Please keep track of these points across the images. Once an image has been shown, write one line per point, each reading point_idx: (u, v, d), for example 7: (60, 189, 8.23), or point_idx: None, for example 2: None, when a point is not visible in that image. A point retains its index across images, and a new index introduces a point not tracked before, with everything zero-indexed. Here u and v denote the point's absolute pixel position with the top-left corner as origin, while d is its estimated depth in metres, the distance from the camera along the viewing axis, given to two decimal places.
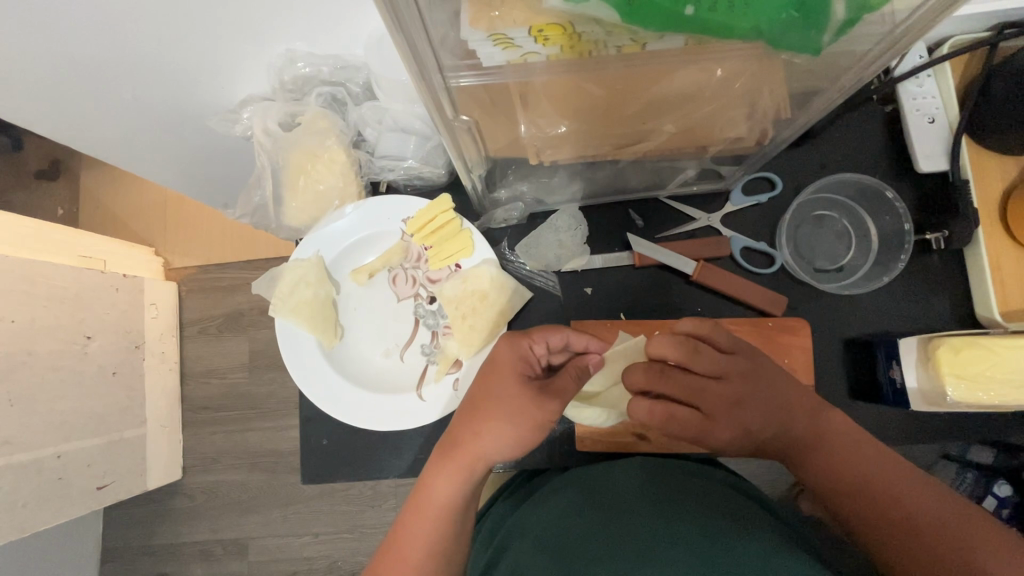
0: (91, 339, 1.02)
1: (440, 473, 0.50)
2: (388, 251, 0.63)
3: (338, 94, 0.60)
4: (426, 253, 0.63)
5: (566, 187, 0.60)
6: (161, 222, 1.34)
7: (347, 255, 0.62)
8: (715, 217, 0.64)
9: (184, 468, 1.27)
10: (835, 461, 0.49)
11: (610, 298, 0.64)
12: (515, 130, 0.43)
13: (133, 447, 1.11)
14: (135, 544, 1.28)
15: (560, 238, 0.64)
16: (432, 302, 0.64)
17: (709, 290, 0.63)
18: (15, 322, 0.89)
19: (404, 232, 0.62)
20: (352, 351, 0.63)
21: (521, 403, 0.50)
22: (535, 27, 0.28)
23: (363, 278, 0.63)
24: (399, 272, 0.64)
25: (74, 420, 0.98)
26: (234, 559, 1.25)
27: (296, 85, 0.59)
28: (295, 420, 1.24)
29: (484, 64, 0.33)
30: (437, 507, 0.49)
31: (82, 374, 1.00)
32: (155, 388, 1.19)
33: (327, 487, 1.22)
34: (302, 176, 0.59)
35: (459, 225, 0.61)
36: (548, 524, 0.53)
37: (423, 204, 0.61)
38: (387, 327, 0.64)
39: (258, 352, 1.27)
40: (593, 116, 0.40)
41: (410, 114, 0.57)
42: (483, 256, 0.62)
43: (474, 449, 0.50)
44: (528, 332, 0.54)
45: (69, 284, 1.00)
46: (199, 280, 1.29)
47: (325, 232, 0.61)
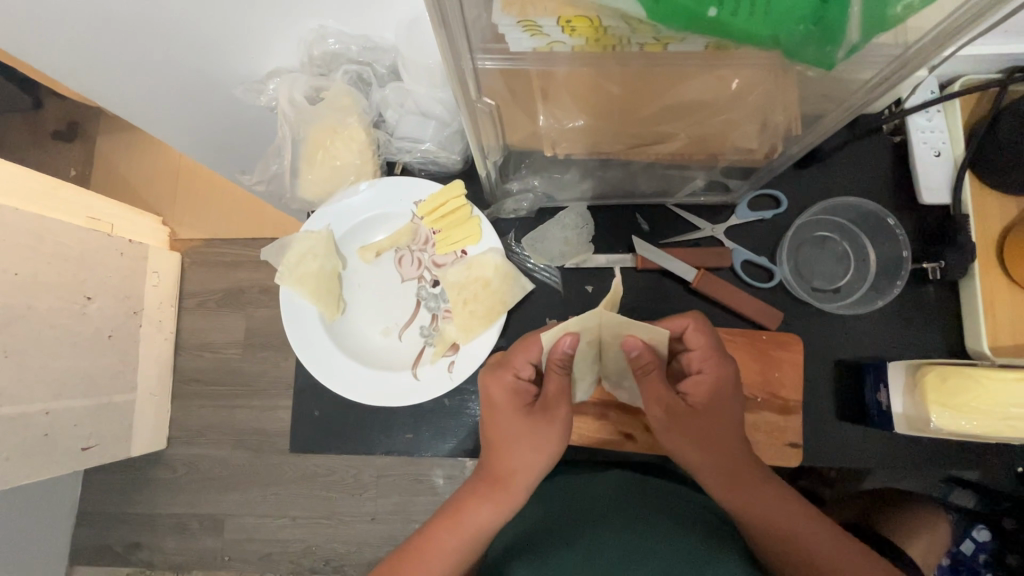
0: (91, 299, 1.04)
1: (480, 502, 0.55)
2: (398, 230, 0.64)
3: (365, 74, 0.61)
4: (434, 237, 0.64)
5: (576, 184, 0.61)
6: (169, 193, 1.36)
7: (357, 232, 0.63)
8: (720, 228, 0.65)
9: (169, 438, 1.27)
10: (771, 511, 0.53)
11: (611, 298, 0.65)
12: (534, 120, 0.43)
13: (120, 412, 1.12)
14: (110, 511, 1.27)
15: (567, 235, 0.64)
16: (435, 285, 0.65)
17: (708, 299, 0.64)
18: (18, 275, 0.90)
19: (415, 214, 0.63)
20: (351, 326, 0.64)
21: (536, 433, 0.55)
22: (563, 17, 0.29)
23: (370, 255, 0.64)
24: (405, 253, 0.65)
25: (64, 377, 0.99)
26: (209, 535, 1.24)
27: (324, 61, 0.59)
28: (283, 400, 1.26)
29: (512, 49, 0.34)
30: (473, 534, 0.54)
31: (79, 333, 1.02)
32: (149, 355, 1.21)
33: (311, 470, 1.23)
34: (320, 148, 0.60)
35: (468, 212, 0.62)
36: (544, 529, 0.61)
37: (434, 189, 0.62)
38: (389, 306, 0.65)
39: (255, 330, 1.29)
40: (609, 114, 0.40)
41: (432, 98, 0.58)
42: (490, 244, 0.62)
43: (516, 482, 0.55)
44: (509, 362, 0.56)
45: (74, 244, 1.01)
46: (202, 253, 1.32)
47: (341, 206, 0.62)
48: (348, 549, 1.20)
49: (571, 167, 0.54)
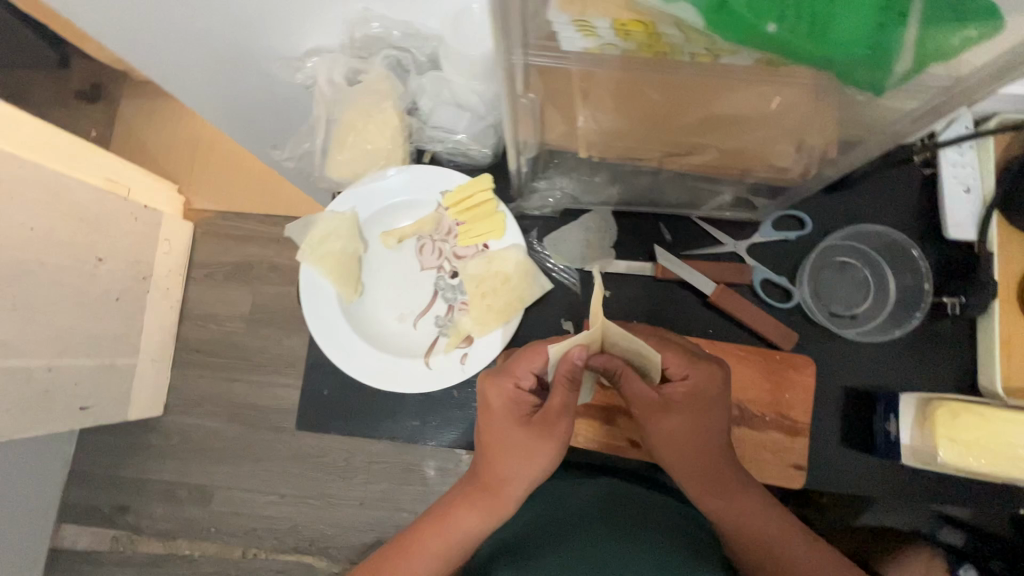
0: (101, 261, 1.05)
1: (469, 507, 0.59)
2: (423, 218, 0.64)
3: (404, 59, 0.61)
4: (457, 228, 0.64)
5: (604, 188, 0.61)
6: (187, 161, 1.37)
7: (382, 217, 0.64)
8: (742, 244, 0.65)
9: (165, 406, 1.27)
10: (743, 520, 0.56)
11: (630, 305, 0.65)
12: (572, 120, 0.43)
13: (121, 375, 1.14)
14: (101, 472, 1.27)
15: (588, 238, 0.65)
16: (453, 277, 0.65)
17: (724, 314, 0.64)
18: (35, 230, 0.91)
19: (441, 204, 0.63)
20: (367, 309, 0.64)
21: (531, 444, 0.57)
22: (618, 20, 0.29)
23: (392, 241, 0.64)
24: (427, 243, 0.65)
25: (68, 335, 0.99)
26: (197, 506, 1.24)
27: (365, 44, 0.59)
28: (282, 377, 1.26)
29: (562, 47, 0.34)
30: (457, 539, 0.58)
31: (88, 293, 1.03)
32: (155, 321, 1.23)
33: (303, 449, 1.23)
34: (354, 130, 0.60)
35: (494, 207, 0.62)
36: (528, 531, 0.64)
37: (461, 181, 0.62)
38: (407, 293, 0.65)
39: (260, 306, 1.30)
40: (647, 121, 0.41)
41: (470, 89, 0.58)
42: (512, 240, 0.62)
43: (507, 490, 0.58)
44: (510, 371, 0.56)
45: (90, 204, 1.02)
46: (215, 225, 1.34)
47: (372, 179, 0.62)
48: (334, 531, 1.20)
49: (601, 171, 0.54)
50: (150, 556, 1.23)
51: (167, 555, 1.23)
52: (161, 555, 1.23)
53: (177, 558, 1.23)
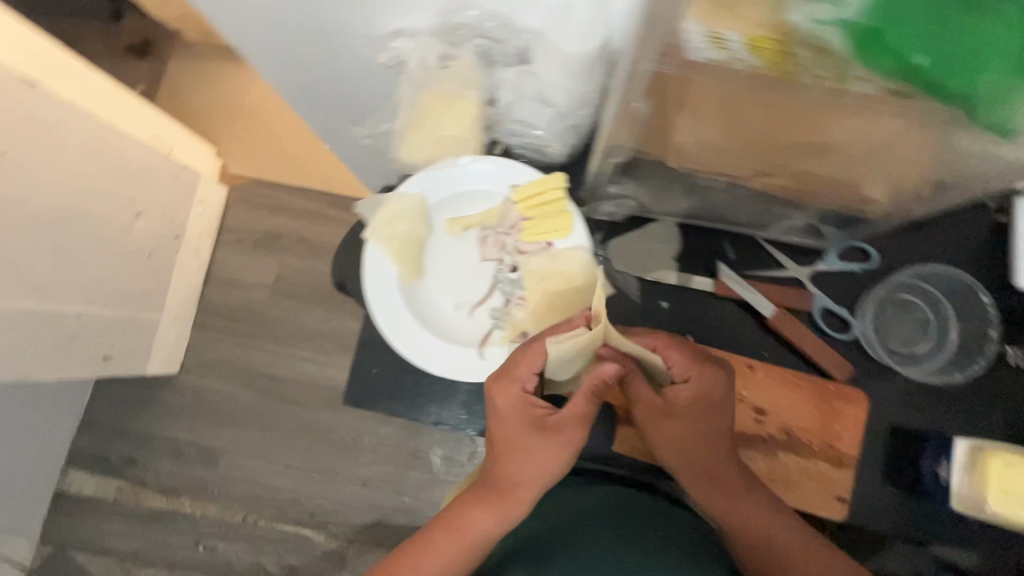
0: (140, 216, 1.07)
1: (480, 506, 0.61)
2: (491, 210, 0.64)
3: (492, 50, 0.58)
4: (522, 223, 0.64)
5: (678, 203, 0.62)
6: (228, 126, 1.38)
7: (450, 204, 0.64)
8: (804, 270, 0.67)
9: (182, 365, 1.29)
10: (753, 523, 0.59)
11: (685, 317, 0.67)
12: (675, 129, 0.44)
13: (145, 329, 1.15)
14: (112, 423, 1.28)
15: (655, 248, 0.68)
16: (512, 271, 0.65)
17: (778, 338, 0.67)
18: (83, 178, 0.92)
19: (509, 197, 0.64)
20: (423, 293, 0.65)
21: (537, 443, 0.59)
22: (758, 36, 0.32)
23: (458, 229, 0.65)
24: (490, 234, 0.65)
25: (100, 284, 1.01)
26: (202, 467, 1.25)
27: (455, 32, 0.57)
28: (299, 350, 1.27)
29: (693, 57, 0.35)
30: (472, 540, 0.61)
31: (123, 245, 1.04)
32: (181, 280, 1.24)
33: (314, 422, 1.24)
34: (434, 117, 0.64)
35: (564, 205, 0.62)
36: (539, 533, 0.66)
37: (532, 176, 0.63)
38: (464, 282, 0.66)
39: (286, 277, 1.31)
40: (755, 134, 0.42)
41: (558, 90, 0.56)
42: (579, 242, 0.62)
43: (519, 489, 0.61)
44: (512, 375, 0.58)
45: (136, 158, 1.03)
46: (249, 191, 1.35)
47: (450, 160, 0.62)
48: (335, 507, 1.21)
49: (677, 186, 0.57)
50: (152, 510, 1.25)
51: (169, 511, 1.24)
52: (163, 510, 1.24)
53: (179, 515, 1.24)
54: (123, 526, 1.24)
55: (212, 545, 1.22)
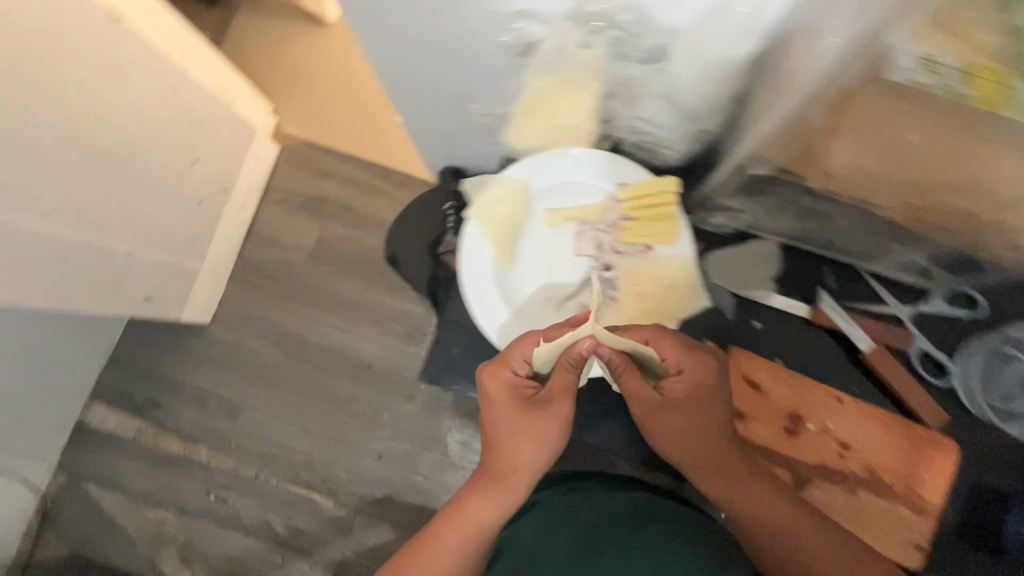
0: (196, 163, 1.07)
1: (482, 495, 0.73)
2: (588, 208, 0.79)
3: (620, 37, 0.57)
4: (627, 221, 0.78)
5: (779, 223, 0.79)
6: (287, 85, 1.38)
7: (550, 198, 0.79)
8: (908, 312, 0.79)
9: (214, 316, 1.30)
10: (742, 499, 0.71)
11: (773, 335, 0.85)
12: (828, 156, 0.59)
13: (186, 276, 1.16)
14: (140, 364, 1.30)
15: (758, 270, 0.84)
16: (607, 269, 0.78)
17: (875, 379, 0.80)
18: (150, 118, 0.93)
19: (615, 195, 0.78)
20: (517, 275, 0.80)
21: (530, 426, 0.71)
22: (970, 67, 0.43)
23: (556, 221, 0.79)
24: (586, 230, 0.79)
25: (149, 227, 1.01)
26: (222, 418, 1.27)
27: (587, 15, 0.54)
28: (331, 316, 1.28)
29: (894, 74, 0.47)
30: (474, 524, 0.72)
31: (175, 191, 1.04)
32: (225, 232, 1.24)
33: (337, 390, 1.25)
34: (560, 94, 0.67)
35: (670, 213, 0.76)
36: (562, 525, 0.75)
37: (644, 180, 0.77)
38: (554, 268, 0.80)
39: (326, 243, 1.31)
40: (899, 172, 0.56)
41: (688, 88, 0.62)
42: (677, 248, 0.77)
43: (511, 474, 0.72)
44: (507, 364, 0.70)
45: (200, 105, 1.03)
46: (300, 153, 1.35)
47: (543, 159, 0.77)
48: (348, 477, 1.22)
49: (791, 211, 0.75)
50: (168, 454, 1.26)
51: (185, 458, 1.26)
52: (179, 455, 1.26)
53: (194, 462, 1.26)
54: (139, 466, 1.26)
55: (223, 496, 1.24)
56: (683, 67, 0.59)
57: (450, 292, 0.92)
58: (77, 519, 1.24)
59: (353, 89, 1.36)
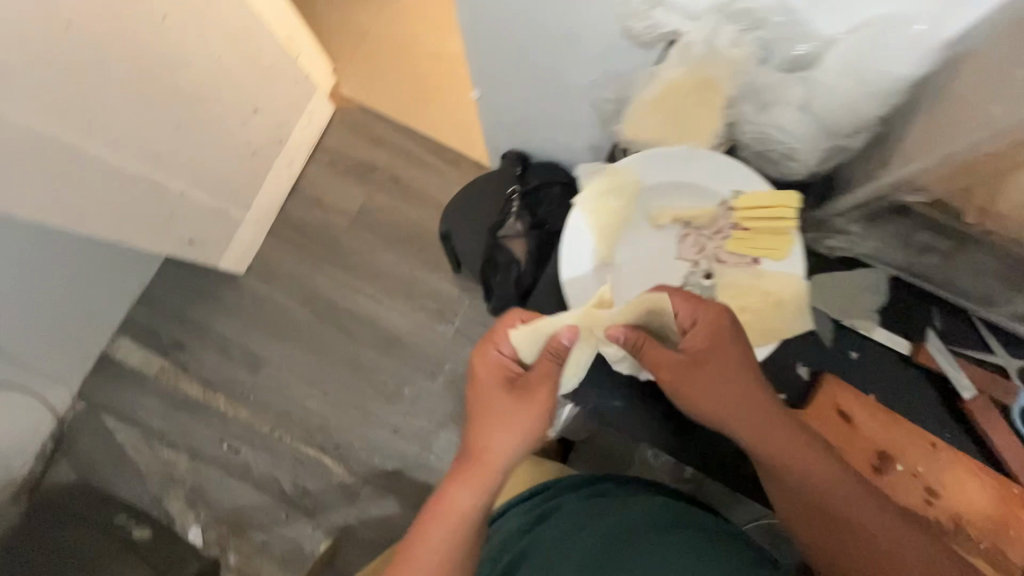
0: (257, 113, 1.06)
1: (460, 487, 0.58)
2: (699, 209, 0.65)
3: (764, 42, 0.60)
4: (734, 231, 0.64)
5: (895, 252, 0.65)
6: (351, 48, 1.38)
7: (661, 193, 0.65)
8: (1015, 364, 0.62)
9: (249, 267, 1.29)
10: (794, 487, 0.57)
11: (869, 373, 0.65)
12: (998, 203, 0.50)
13: (229, 224, 1.16)
14: (170, 305, 1.30)
15: (860, 295, 0.66)
16: (706, 278, 0.64)
17: (970, 433, 0.62)
18: (221, 60, 0.92)
19: (727, 200, 0.64)
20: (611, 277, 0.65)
21: (513, 409, 0.60)
22: None
23: (662, 221, 0.65)
24: (691, 234, 0.65)
25: (204, 169, 1.01)
26: (243, 370, 1.27)
27: (740, 15, 0.59)
28: (364, 285, 1.27)
29: None
30: (460, 518, 0.57)
31: (234, 137, 1.04)
32: (272, 185, 1.24)
33: (360, 359, 1.25)
34: (694, 87, 0.63)
35: (788, 228, 0.62)
36: (569, 530, 0.69)
37: (761, 187, 0.63)
38: (650, 273, 0.65)
39: (368, 210, 1.30)
40: None
41: (836, 99, 0.58)
42: (792, 267, 0.62)
43: (491, 460, 0.59)
44: (495, 341, 0.63)
45: (269, 54, 1.03)
46: (354, 117, 1.34)
47: (645, 155, 0.64)
48: (360, 446, 1.22)
49: (922, 240, 0.63)
50: (186, 397, 1.27)
51: (202, 403, 1.26)
52: (198, 400, 1.26)
53: (211, 409, 1.26)
54: (157, 405, 1.27)
55: (235, 447, 1.24)
56: (836, 64, 0.56)
57: (501, 279, 0.88)
58: (89, 448, 1.25)
59: (417, 63, 1.36)
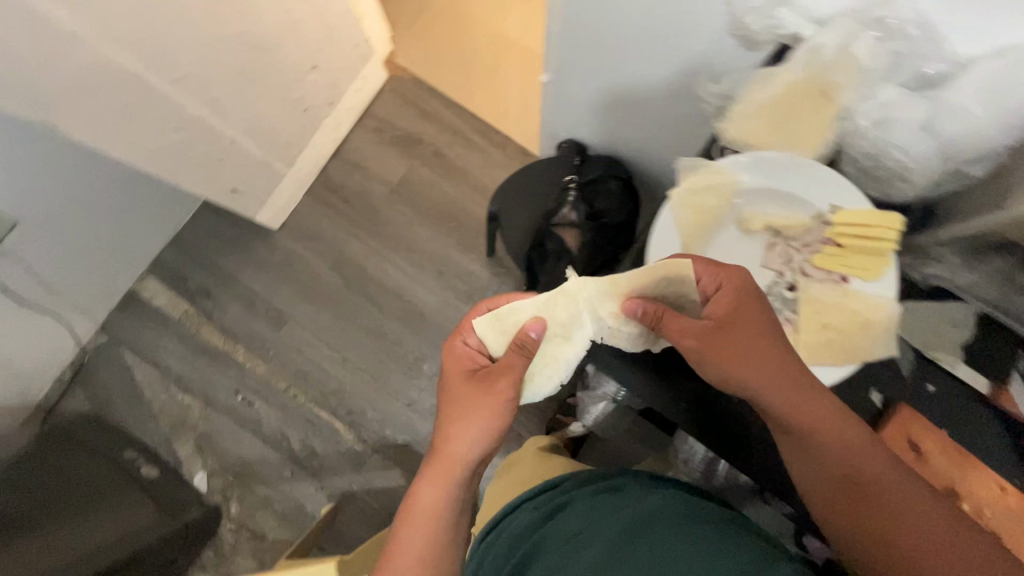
0: (314, 70, 1.06)
1: (426, 484, 0.54)
2: (794, 219, 0.55)
3: (896, 48, 0.50)
4: (827, 245, 0.54)
5: (998, 286, 0.50)
6: (411, 18, 1.37)
7: (759, 198, 0.55)
8: None
9: (284, 224, 1.29)
10: (834, 482, 0.49)
11: (948, 417, 0.51)
12: None
13: (272, 178, 1.15)
14: (202, 252, 1.30)
15: (946, 327, 0.53)
16: (791, 290, 0.55)
17: None
18: (290, 12, 0.91)
19: (824, 214, 0.54)
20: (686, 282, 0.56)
21: (475, 397, 0.56)
22: None
23: (753, 228, 0.56)
24: (779, 245, 0.56)
25: (257, 120, 1.00)
26: (266, 325, 1.27)
27: (876, 22, 0.51)
28: (396, 256, 1.27)
29: None
30: (426, 515, 0.53)
31: (290, 92, 1.03)
32: (317, 145, 1.23)
33: (383, 329, 1.25)
34: (808, 93, 0.54)
35: (888, 248, 0.51)
36: (582, 525, 0.62)
37: (863, 204, 0.52)
38: None
39: (409, 183, 1.29)
40: None
41: (970, 119, 0.47)
42: (886, 291, 0.52)
43: (451, 453, 0.55)
44: (459, 332, 0.62)
45: (334, 12, 1.02)
46: (406, 87, 1.33)
47: (753, 156, 0.55)
48: (373, 415, 1.22)
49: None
50: (207, 345, 1.27)
51: (222, 352, 1.27)
52: (218, 349, 1.27)
53: (230, 359, 1.27)
54: (178, 348, 1.27)
55: (249, 400, 1.25)
56: (974, 82, 0.47)
57: (550, 266, 0.89)
58: (107, 382, 1.26)
59: (476, 41, 1.35)
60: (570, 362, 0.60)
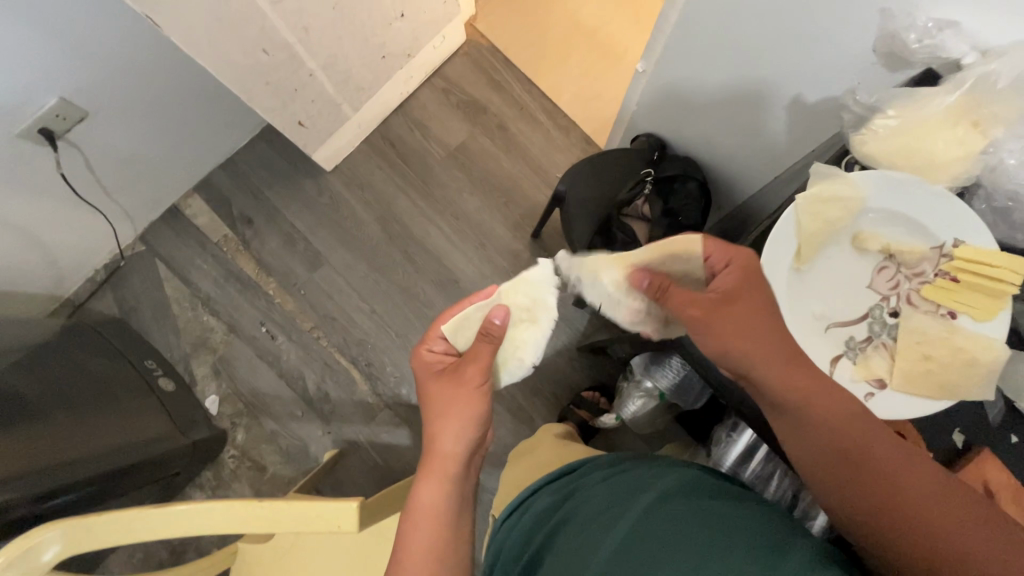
0: (401, 18, 1.05)
1: (426, 482, 0.54)
2: (911, 243, 0.55)
3: None
4: (941, 276, 0.54)
5: None
6: None
7: (881, 216, 0.55)
8: None
9: (337, 167, 1.29)
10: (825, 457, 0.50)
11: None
12: None
13: (337, 118, 1.15)
14: (250, 179, 1.30)
15: None
16: (892, 315, 0.56)
17: None
18: None
19: (946, 247, 0.54)
20: (801, 285, 0.55)
21: (453, 392, 0.57)
22: None
23: (869, 245, 0.56)
24: (890, 267, 0.56)
25: (338, 57, 0.99)
26: (302, 263, 1.28)
27: None
28: (442, 219, 1.27)
29: None
30: (429, 514, 0.52)
31: (374, 35, 1.02)
32: (385, 95, 1.23)
33: (416, 289, 1.25)
34: (952, 118, 0.54)
35: (1005, 290, 0.52)
36: (597, 509, 0.60)
37: (987, 243, 0.52)
38: (841, 293, 0.56)
39: (467, 149, 1.28)
40: None
41: None
42: (993, 332, 0.52)
43: (441, 449, 0.55)
44: (426, 341, 0.63)
45: None
46: (481, 54, 1.32)
47: (885, 175, 0.54)
48: (392, 371, 1.23)
49: None
50: (240, 272, 1.28)
51: (254, 283, 1.27)
52: (250, 278, 1.28)
53: (260, 290, 1.27)
54: (211, 270, 1.28)
55: (272, 333, 1.26)
56: None
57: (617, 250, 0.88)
58: (137, 290, 1.27)
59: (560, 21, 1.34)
60: (536, 342, 0.66)
